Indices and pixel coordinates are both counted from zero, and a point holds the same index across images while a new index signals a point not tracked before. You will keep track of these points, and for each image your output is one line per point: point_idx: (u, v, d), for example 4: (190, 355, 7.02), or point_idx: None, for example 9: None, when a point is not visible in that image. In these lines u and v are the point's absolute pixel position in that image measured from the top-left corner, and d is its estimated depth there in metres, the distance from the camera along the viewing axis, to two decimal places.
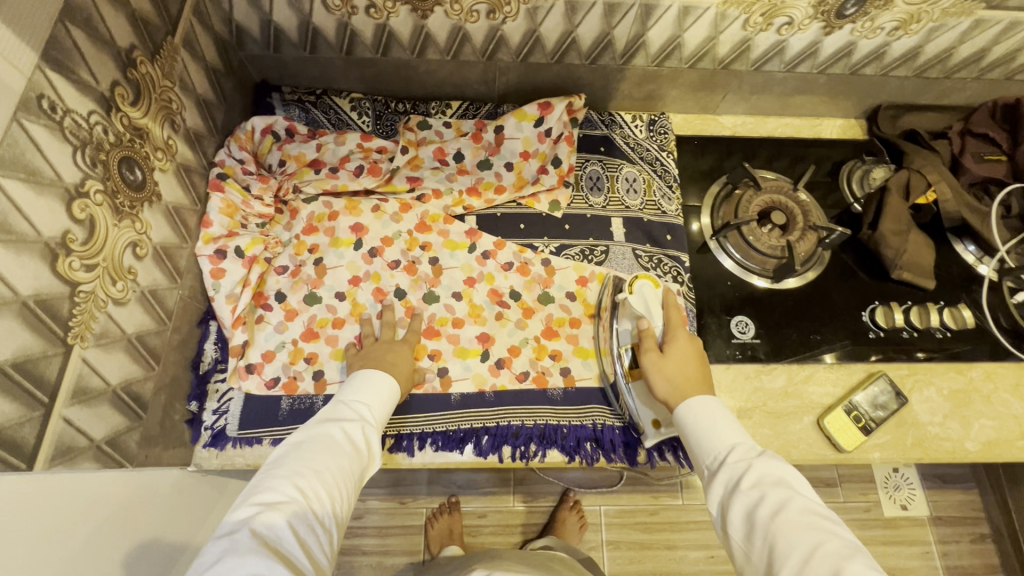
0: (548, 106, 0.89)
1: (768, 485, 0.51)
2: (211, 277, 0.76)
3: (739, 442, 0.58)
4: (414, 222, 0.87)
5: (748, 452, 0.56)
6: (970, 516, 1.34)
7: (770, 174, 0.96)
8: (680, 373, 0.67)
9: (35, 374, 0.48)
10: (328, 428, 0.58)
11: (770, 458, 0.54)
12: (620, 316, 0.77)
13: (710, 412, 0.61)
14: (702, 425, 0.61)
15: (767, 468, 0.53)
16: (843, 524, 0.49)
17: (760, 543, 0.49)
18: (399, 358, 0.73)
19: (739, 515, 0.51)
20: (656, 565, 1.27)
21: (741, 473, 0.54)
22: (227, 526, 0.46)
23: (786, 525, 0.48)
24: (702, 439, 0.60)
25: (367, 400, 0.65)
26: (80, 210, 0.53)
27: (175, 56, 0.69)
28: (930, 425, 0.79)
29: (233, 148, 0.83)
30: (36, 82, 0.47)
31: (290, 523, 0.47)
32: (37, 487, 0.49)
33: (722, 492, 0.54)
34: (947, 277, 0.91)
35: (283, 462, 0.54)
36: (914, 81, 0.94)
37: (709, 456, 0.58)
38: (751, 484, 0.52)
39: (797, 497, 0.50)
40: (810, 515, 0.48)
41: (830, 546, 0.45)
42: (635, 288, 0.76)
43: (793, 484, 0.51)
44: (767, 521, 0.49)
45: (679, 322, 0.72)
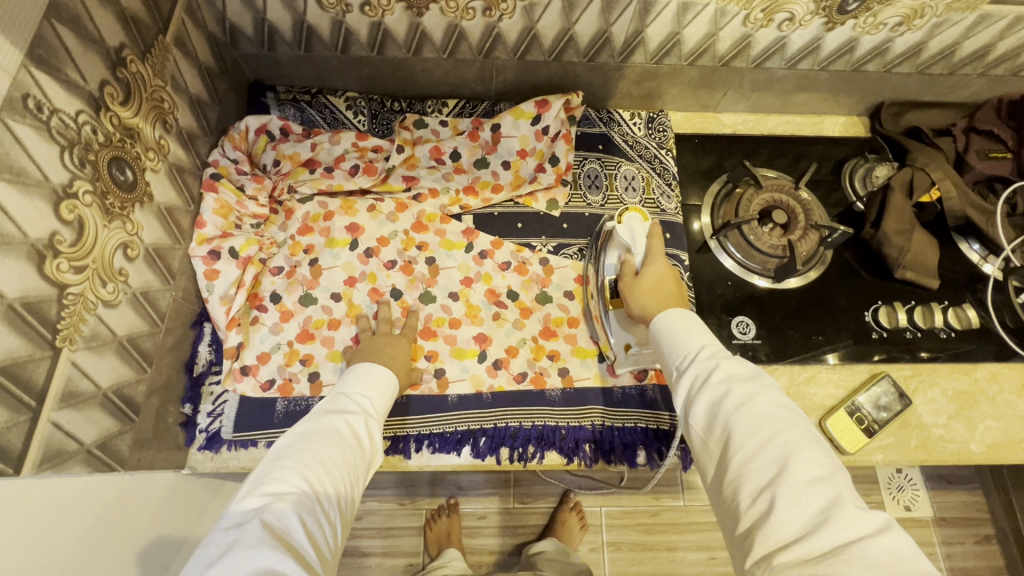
0: (545, 104, 0.88)
1: (736, 381, 0.50)
2: (205, 278, 0.75)
3: (711, 344, 0.56)
4: (410, 222, 0.86)
5: (718, 352, 0.54)
6: (974, 517, 1.32)
7: (771, 173, 0.95)
8: (656, 288, 0.67)
9: (22, 378, 0.47)
10: (332, 419, 0.58)
11: (741, 360, 0.53)
12: (608, 246, 0.76)
13: (686, 322, 0.60)
14: (677, 331, 0.59)
15: (737, 367, 0.52)
16: (805, 418, 0.49)
17: (718, 430, 0.48)
18: (397, 354, 0.73)
19: (702, 407, 0.50)
20: (657, 567, 1.25)
21: (710, 369, 0.52)
22: (234, 518, 0.45)
23: (750, 416, 0.47)
24: (675, 342, 0.59)
25: (368, 392, 0.64)
26: (68, 211, 0.52)
27: (167, 55, 0.68)
28: (934, 427, 0.78)
29: (227, 148, 0.82)
30: (22, 81, 0.47)
31: (300, 516, 0.46)
32: (26, 492, 0.48)
33: (688, 386, 0.53)
34: (951, 276, 0.90)
35: (288, 453, 0.52)
36: (917, 78, 0.93)
37: (679, 355, 0.56)
38: (720, 378, 0.51)
39: (764, 392, 0.49)
40: (775, 409, 0.47)
41: (791, 435, 0.45)
42: (623, 218, 0.74)
43: (761, 381, 0.50)
44: (731, 410, 0.48)
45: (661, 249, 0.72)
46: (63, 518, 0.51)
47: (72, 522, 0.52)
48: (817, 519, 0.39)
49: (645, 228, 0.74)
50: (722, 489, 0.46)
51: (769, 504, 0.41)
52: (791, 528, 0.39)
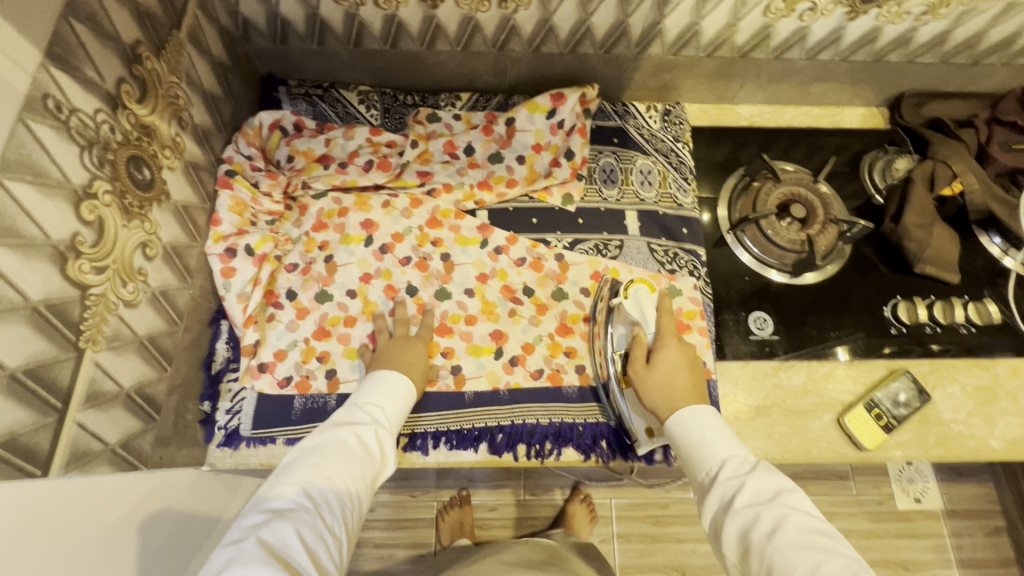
0: (560, 98, 0.88)
1: (761, 504, 0.50)
2: (221, 276, 0.75)
3: (731, 456, 0.56)
4: (425, 218, 0.85)
5: (740, 467, 0.54)
6: (984, 509, 1.32)
7: (790, 166, 0.94)
8: (667, 383, 0.66)
9: (48, 380, 0.47)
10: (340, 431, 0.57)
11: (763, 474, 0.53)
12: (614, 320, 0.77)
13: (701, 422, 0.60)
14: (695, 440, 0.59)
15: (760, 486, 0.52)
16: (841, 536, 0.48)
17: (757, 564, 0.47)
18: (414, 357, 0.72)
19: (733, 536, 0.50)
20: (666, 558, 1.26)
21: (735, 491, 0.52)
22: (236, 533, 0.46)
23: (784, 546, 0.46)
24: (695, 454, 0.59)
25: (381, 402, 0.64)
26: (89, 211, 0.52)
27: (181, 51, 0.67)
28: (953, 423, 0.78)
29: (241, 144, 0.82)
30: (41, 81, 0.46)
31: (298, 530, 0.46)
32: (56, 491, 0.48)
33: (714, 510, 0.53)
34: (973, 270, 0.88)
35: (294, 468, 0.53)
36: (939, 68, 0.91)
37: (701, 473, 0.57)
38: (745, 502, 0.51)
39: (793, 514, 0.48)
40: (808, 533, 0.47)
41: (831, 563, 0.44)
42: (629, 292, 0.76)
43: (786, 498, 0.50)
44: (764, 541, 0.48)
45: (671, 335, 0.71)
46: (57, 523, 0.48)
47: (79, 525, 0.50)
48: None
49: (651, 300, 0.75)
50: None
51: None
52: None
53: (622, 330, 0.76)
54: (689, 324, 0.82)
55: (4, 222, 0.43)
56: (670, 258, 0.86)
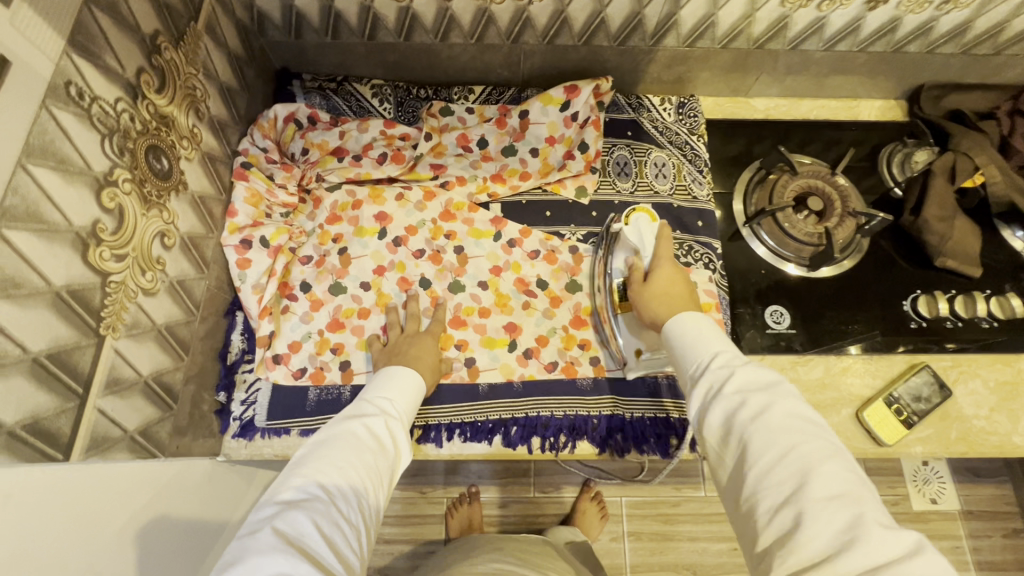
0: (574, 90, 0.87)
1: (751, 392, 0.48)
2: (237, 267, 0.76)
3: (724, 349, 0.54)
4: (438, 211, 0.85)
5: (732, 359, 0.52)
6: (1003, 510, 1.30)
7: (807, 159, 0.92)
8: (665, 294, 0.66)
9: (69, 365, 0.48)
10: (350, 424, 0.56)
11: (756, 365, 0.51)
12: (615, 249, 0.77)
13: (699, 326, 0.58)
14: (690, 336, 0.57)
15: (752, 376, 0.49)
16: (825, 424, 0.47)
17: (735, 445, 0.46)
18: (423, 351, 0.72)
19: (716, 419, 0.48)
20: (677, 557, 1.25)
21: (723, 379, 0.50)
22: (251, 525, 0.44)
23: (767, 428, 0.45)
24: (689, 348, 0.56)
25: (390, 394, 0.63)
26: (109, 199, 0.52)
27: (198, 43, 0.67)
28: (975, 418, 0.76)
29: (256, 137, 0.82)
30: (63, 68, 0.47)
31: (313, 518, 0.45)
32: (80, 477, 0.49)
33: (702, 397, 0.51)
34: (994, 263, 0.87)
35: (307, 461, 0.51)
36: (960, 59, 0.90)
37: (692, 363, 0.54)
38: (733, 389, 0.49)
39: (780, 401, 0.47)
40: (793, 420, 0.45)
41: (809, 447, 0.43)
42: (630, 220, 0.74)
43: (778, 388, 0.48)
44: (746, 424, 0.46)
45: (667, 254, 0.70)
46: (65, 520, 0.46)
47: (88, 524, 0.48)
48: (840, 537, 0.38)
49: (652, 229, 0.73)
50: (737, 502, 0.45)
51: (791, 521, 0.40)
52: (817, 544, 0.38)
53: (621, 258, 0.76)
54: None
55: (29, 207, 0.43)
56: (685, 251, 0.85)
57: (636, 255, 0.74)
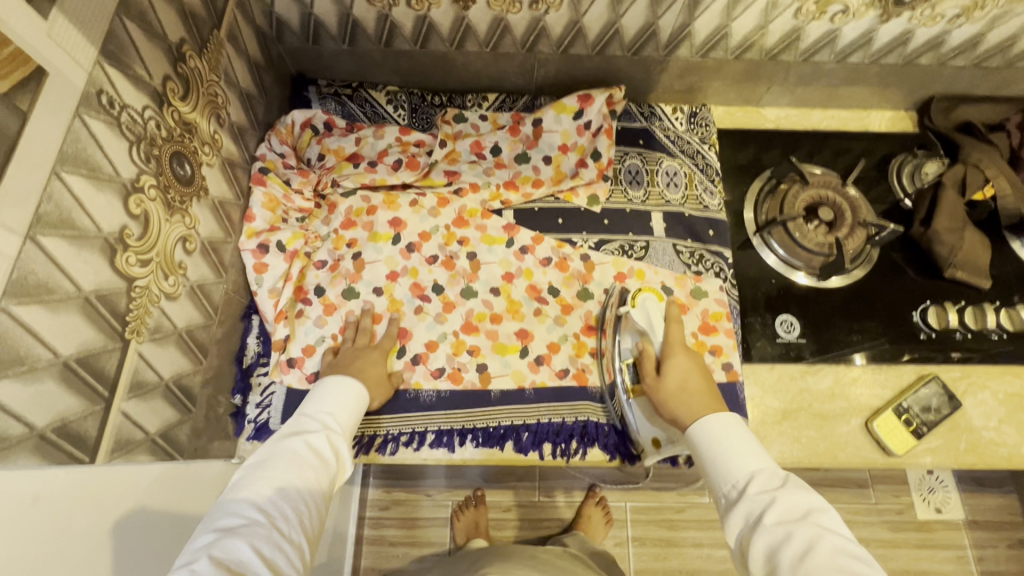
0: (588, 98, 0.88)
1: (793, 523, 0.48)
2: (254, 271, 0.77)
3: (759, 468, 0.54)
4: (451, 217, 0.86)
5: (769, 482, 0.53)
6: (1007, 520, 1.30)
7: (818, 169, 0.93)
8: (683, 389, 0.66)
9: (96, 368, 0.48)
10: (291, 441, 0.55)
11: (796, 490, 0.51)
12: (621, 329, 0.77)
13: (728, 434, 0.58)
14: (721, 451, 0.57)
15: (792, 503, 0.50)
16: (872, 561, 0.46)
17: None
18: (367, 365, 0.72)
19: (760, 552, 0.48)
20: (681, 563, 1.26)
21: (764, 507, 0.50)
22: (187, 556, 0.43)
23: (815, 567, 0.44)
24: (719, 465, 0.57)
25: (332, 407, 0.62)
26: (135, 205, 0.53)
27: (221, 50, 0.69)
28: (984, 430, 0.77)
29: (274, 142, 0.84)
30: (96, 78, 0.48)
31: (252, 544, 0.44)
32: (103, 479, 0.49)
33: (740, 525, 0.51)
34: (1003, 276, 0.87)
35: (245, 485, 0.50)
36: (972, 71, 0.90)
37: (727, 483, 0.55)
38: (775, 520, 0.49)
39: (825, 535, 0.46)
40: (841, 557, 0.45)
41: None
42: (636, 301, 0.76)
43: (819, 518, 0.48)
44: (793, 562, 0.46)
45: (679, 344, 0.71)
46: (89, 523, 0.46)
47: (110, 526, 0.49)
48: None
49: (660, 310, 0.75)
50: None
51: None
52: None
53: (629, 338, 0.76)
54: (714, 326, 0.82)
55: (62, 214, 0.44)
56: (696, 260, 0.86)
57: (645, 339, 0.74)
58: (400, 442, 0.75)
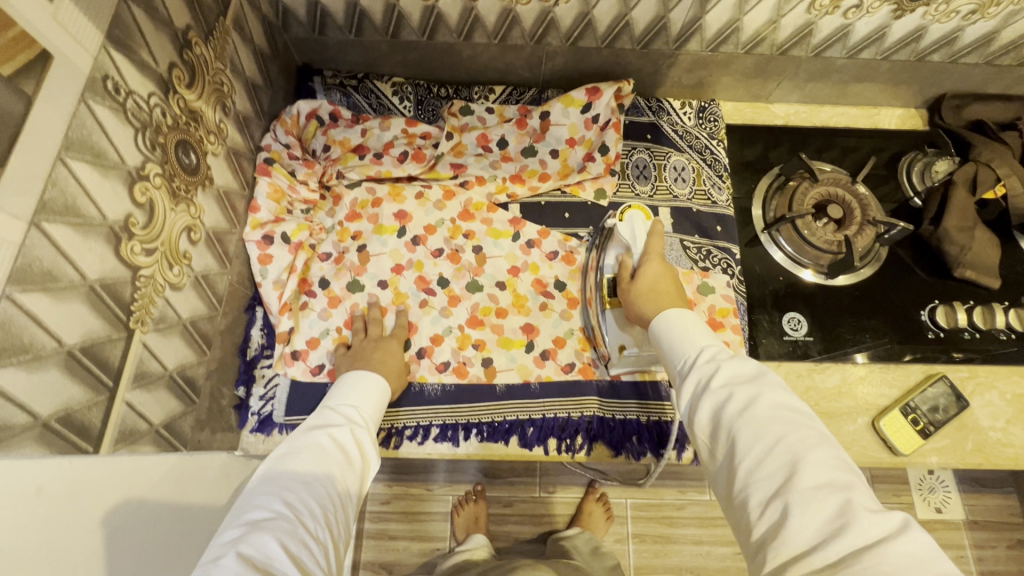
0: (596, 91, 0.87)
1: (738, 384, 0.48)
2: (259, 262, 0.76)
3: (710, 344, 0.55)
4: (457, 210, 0.85)
5: (718, 354, 0.53)
6: (1007, 521, 1.30)
7: (828, 166, 0.92)
8: (652, 288, 0.67)
9: (101, 358, 0.48)
10: (315, 435, 0.54)
11: (742, 359, 0.51)
12: (609, 245, 0.78)
13: (683, 322, 0.59)
14: (676, 332, 0.58)
15: (739, 368, 0.50)
16: (812, 415, 0.47)
17: (723, 438, 0.46)
18: (387, 356, 0.71)
19: (705, 414, 0.49)
20: (681, 559, 1.25)
21: (711, 374, 0.51)
22: (214, 551, 0.42)
23: (753, 419, 0.45)
24: (674, 346, 0.57)
25: (355, 401, 0.62)
26: (141, 193, 0.52)
27: (227, 38, 0.68)
28: (992, 430, 0.76)
29: (279, 132, 0.82)
30: (101, 63, 0.47)
31: (279, 540, 0.42)
32: (109, 467, 0.49)
33: (689, 393, 0.51)
34: (1011, 276, 0.86)
35: (270, 480, 0.49)
36: (984, 69, 0.89)
37: (679, 359, 0.55)
38: (721, 383, 0.49)
39: (767, 392, 0.47)
40: (780, 411, 0.46)
41: (796, 436, 0.43)
42: (625, 216, 0.75)
43: (764, 380, 0.49)
44: (734, 416, 0.46)
45: (657, 252, 0.71)
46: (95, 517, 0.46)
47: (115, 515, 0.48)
48: (828, 528, 0.38)
49: (646, 228, 0.74)
50: (729, 496, 0.45)
51: (780, 512, 0.40)
52: (806, 537, 0.38)
53: (613, 253, 0.76)
54: (722, 321, 0.81)
55: (67, 201, 0.43)
56: (703, 256, 0.85)
57: (627, 252, 0.74)
58: (404, 436, 0.74)
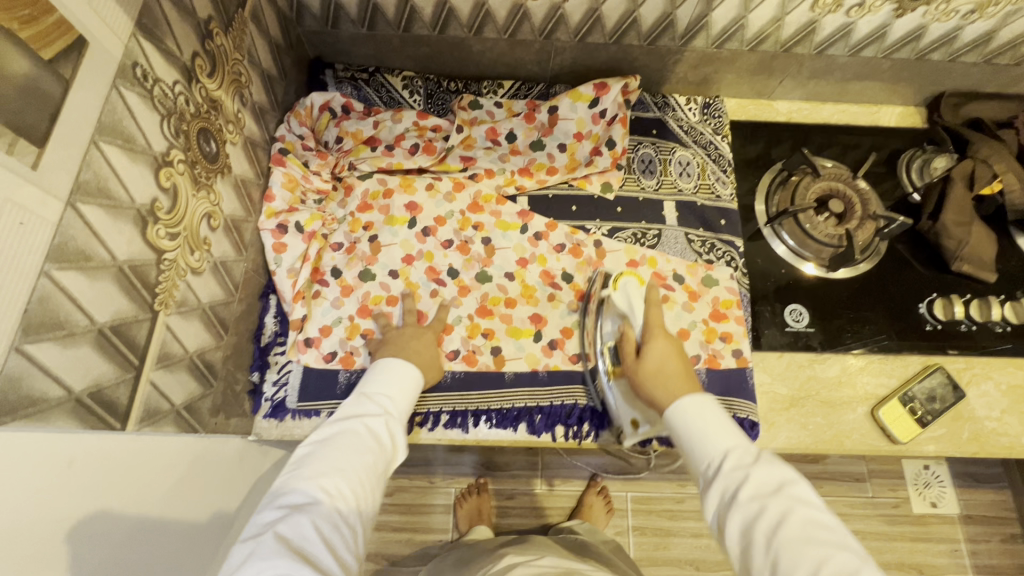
0: (603, 87, 0.89)
1: (768, 498, 0.48)
2: (273, 251, 0.78)
3: (733, 444, 0.54)
4: (466, 202, 0.86)
5: (743, 458, 0.52)
6: (1001, 515, 1.32)
7: (830, 162, 0.94)
8: (658, 370, 0.66)
9: (127, 337, 0.49)
10: (350, 423, 0.56)
11: (769, 464, 0.51)
12: (602, 314, 0.78)
13: (702, 416, 0.58)
14: (693, 430, 0.57)
15: (766, 476, 0.50)
16: (843, 528, 0.47)
17: (762, 560, 0.46)
18: (423, 346, 0.73)
19: (737, 528, 0.48)
20: (681, 552, 1.27)
21: (738, 483, 0.50)
22: (254, 529, 0.46)
23: (789, 541, 0.45)
24: (693, 444, 0.56)
25: (389, 392, 0.63)
26: (165, 178, 0.53)
27: (244, 29, 0.69)
28: (987, 419, 0.78)
29: (293, 124, 0.85)
30: (131, 49, 0.48)
31: (314, 523, 0.45)
32: (131, 445, 0.50)
33: (717, 501, 0.51)
34: (1006, 270, 0.89)
35: (308, 461, 0.51)
36: (982, 68, 0.91)
37: (702, 461, 0.54)
38: (750, 496, 0.49)
39: (798, 508, 0.47)
40: (814, 529, 0.46)
41: (836, 561, 0.43)
42: (618, 285, 0.78)
43: (793, 491, 0.48)
44: (769, 535, 0.46)
45: (657, 321, 0.71)
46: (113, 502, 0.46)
47: (136, 492, 0.49)
48: None
49: (639, 293, 0.77)
50: None
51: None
52: None
53: (610, 323, 0.77)
54: (725, 313, 0.83)
55: (100, 182, 0.45)
56: (707, 249, 0.87)
57: (626, 322, 0.75)
58: (415, 422, 0.76)
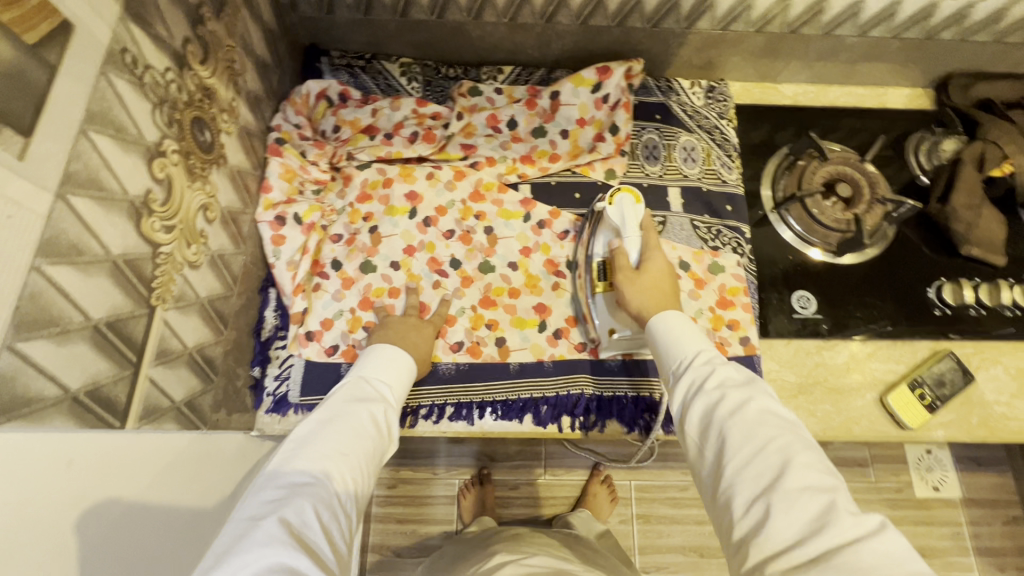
0: (606, 71, 0.87)
1: (730, 387, 0.49)
2: (272, 243, 0.76)
3: (706, 348, 0.54)
4: (468, 191, 0.85)
5: (713, 357, 0.53)
6: (1003, 498, 1.32)
7: (837, 146, 0.92)
8: (654, 286, 0.67)
9: (125, 333, 0.48)
10: (354, 408, 0.55)
11: (737, 364, 0.51)
12: (599, 230, 0.76)
13: (681, 325, 0.58)
14: (671, 336, 0.58)
15: (733, 372, 0.50)
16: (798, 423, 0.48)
17: (714, 439, 0.47)
18: (421, 339, 0.72)
19: (697, 412, 0.49)
20: (685, 539, 1.27)
21: (705, 376, 0.51)
22: (254, 509, 0.43)
23: (744, 421, 0.46)
24: (669, 347, 0.57)
25: (389, 379, 0.62)
26: (159, 169, 0.52)
27: (237, 14, 0.67)
28: (996, 404, 0.78)
29: (289, 113, 0.83)
30: (120, 34, 0.46)
31: (317, 509, 0.43)
32: (130, 447, 0.48)
33: (682, 392, 0.51)
34: (1015, 253, 0.87)
35: (311, 441, 0.50)
36: (993, 47, 0.89)
37: (674, 361, 0.55)
38: (714, 384, 0.49)
39: (759, 397, 0.47)
40: (770, 415, 0.46)
41: (785, 440, 0.44)
42: (613, 200, 0.72)
43: (756, 385, 0.49)
44: (726, 417, 0.47)
45: (657, 243, 0.71)
46: (109, 503, 0.44)
47: (139, 490, 0.48)
48: (809, 526, 0.39)
49: (635, 213, 0.72)
50: (715, 494, 0.45)
51: (766, 510, 0.40)
52: (784, 536, 0.39)
53: (603, 239, 0.76)
54: (732, 300, 0.82)
55: (90, 174, 0.43)
56: (713, 235, 0.86)
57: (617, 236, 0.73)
58: (420, 415, 0.75)
